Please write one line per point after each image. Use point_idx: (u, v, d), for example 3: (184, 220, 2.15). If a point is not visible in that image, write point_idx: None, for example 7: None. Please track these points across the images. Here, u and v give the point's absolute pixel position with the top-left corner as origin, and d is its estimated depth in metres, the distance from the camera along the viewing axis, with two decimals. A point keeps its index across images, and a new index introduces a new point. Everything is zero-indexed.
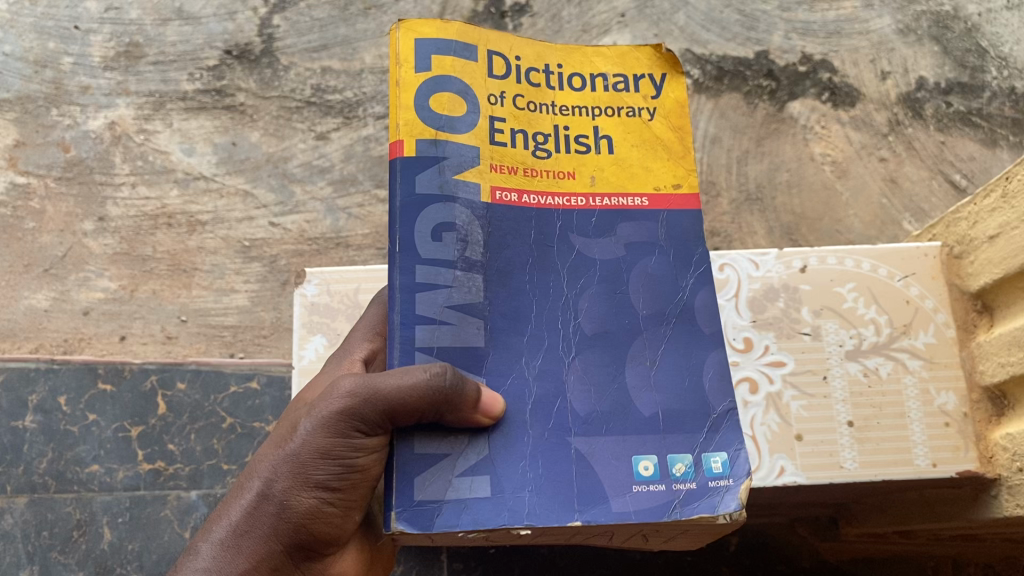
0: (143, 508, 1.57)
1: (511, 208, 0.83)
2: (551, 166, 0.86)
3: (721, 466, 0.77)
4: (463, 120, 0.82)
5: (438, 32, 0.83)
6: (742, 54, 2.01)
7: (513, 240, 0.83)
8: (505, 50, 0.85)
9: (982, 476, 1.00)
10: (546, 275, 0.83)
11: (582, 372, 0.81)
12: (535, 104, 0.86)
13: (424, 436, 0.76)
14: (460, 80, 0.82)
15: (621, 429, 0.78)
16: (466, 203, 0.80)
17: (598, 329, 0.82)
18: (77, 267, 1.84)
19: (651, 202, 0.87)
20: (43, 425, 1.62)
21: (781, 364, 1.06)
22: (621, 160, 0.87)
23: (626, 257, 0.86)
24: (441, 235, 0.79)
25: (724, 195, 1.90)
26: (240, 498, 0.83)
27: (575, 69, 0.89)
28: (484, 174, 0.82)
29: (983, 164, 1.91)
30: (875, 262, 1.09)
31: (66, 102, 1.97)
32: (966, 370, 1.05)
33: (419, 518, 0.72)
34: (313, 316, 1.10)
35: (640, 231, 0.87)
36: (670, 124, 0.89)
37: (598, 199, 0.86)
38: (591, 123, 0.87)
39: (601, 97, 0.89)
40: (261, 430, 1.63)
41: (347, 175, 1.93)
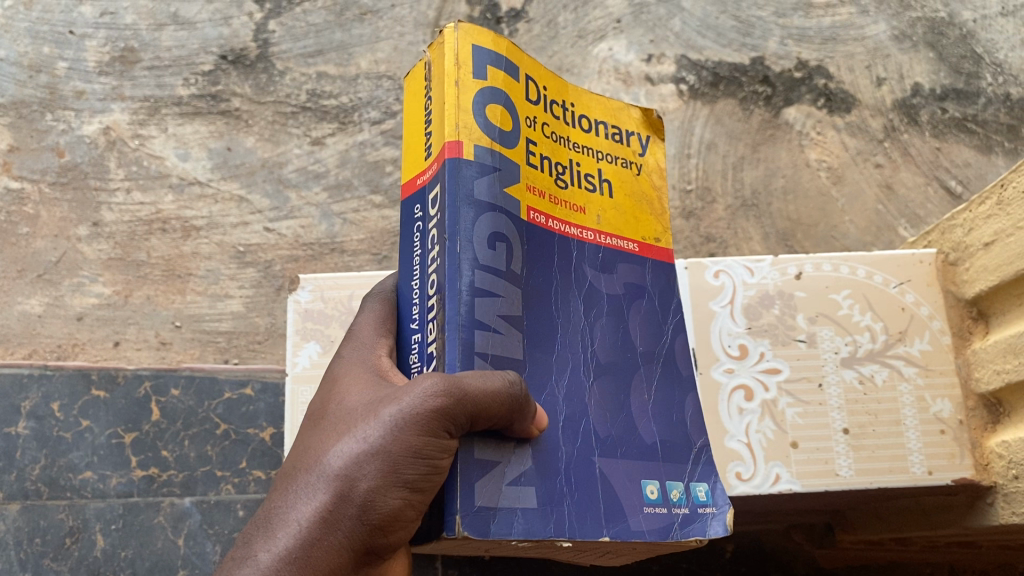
0: (136, 515, 1.57)
1: (541, 230, 0.79)
2: (568, 198, 0.82)
3: (706, 495, 0.79)
4: (509, 137, 0.77)
5: (493, 43, 0.77)
6: (737, 60, 2.01)
7: (542, 263, 0.78)
8: (537, 78, 0.81)
9: (977, 484, 1.00)
10: (569, 299, 0.80)
11: (598, 400, 0.78)
12: (555, 136, 0.82)
13: (483, 442, 0.71)
14: (508, 93, 0.77)
15: (632, 453, 0.77)
16: (512, 217, 0.75)
17: (609, 359, 0.81)
18: (71, 272, 1.84)
19: (639, 249, 0.87)
20: (36, 431, 1.61)
21: (776, 372, 1.05)
22: (619, 206, 0.86)
23: (627, 293, 0.84)
24: (495, 244, 0.73)
25: (720, 201, 1.90)
26: (309, 501, 0.72)
27: (584, 111, 0.86)
28: (523, 193, 0.77)
29: (978, 170, 1.91)
30: (870, 269, 1.09)
31: (60, 107, 1.96)
32: (961, 378, 1.04)
33: (480, 524, 0.67)
34: (307, 323, 1.09)
35: (636, 273, 0.86)
36: (652, 184, 0.90)
37: (603, 237, 0.84)
38: (597, 166, 0.85)
39: (604, 143, 0.87)
40: (254, 436, 1.63)
41: (342, 181, 1.92)
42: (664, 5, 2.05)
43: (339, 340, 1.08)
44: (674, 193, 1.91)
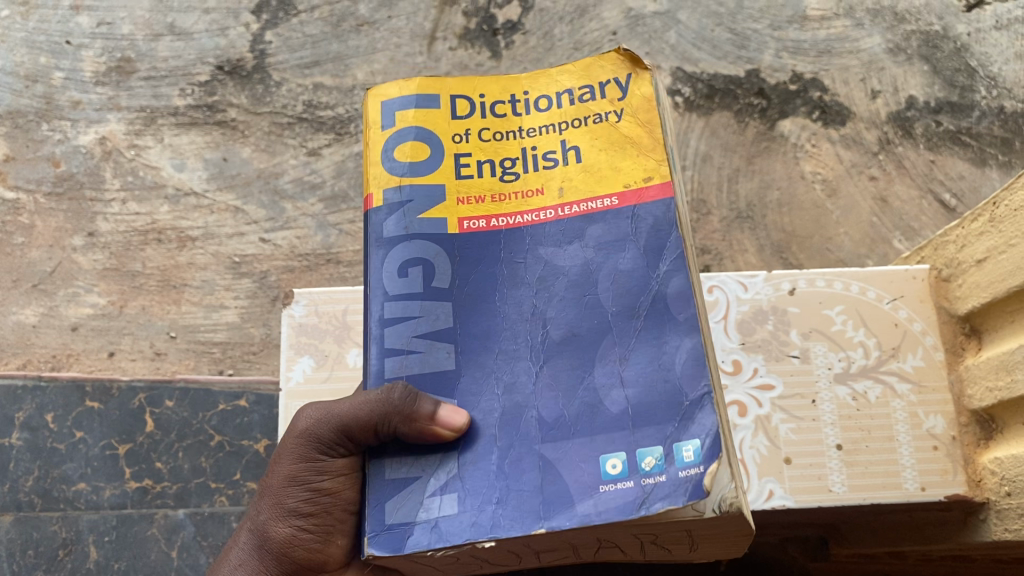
0: (129, 526, 1.57)
1: (478, 235, 0.81)
2: (518, 189, 0.82)
3: (693, 453, 0.68)
4: (427, 165, 0.82)
5: (401, 91, 0.84)
6: (732, 73, 2.02)
7: (479, 263, 0.80)
8: (468, 90, 0.84)
9: (971, 500, 1.00)
10: (518, 290, 0.79)
11: (554, 380, 0.75)
12: (501, 134, 0.83)
13: (397, 461, 0.75)
14: (423, 127, 0.83)
15: (593, 430, 0.72)
16: (430, 238, 0.80)
17: (565, 334, 0.77)
18: (66, 282, 1.84)
19: (620, 200, 0.79)
20: (30, 442, 1.61)
21: (769, 388, 1.05)
22: (591, 167, 0.81)
23: (596, 258, 0.79)
24: (408, 271, 0.79)
25: (715, 213, 1.91)
26: (239, 538, 0.92)
27: (540, 91, 0.84)
28: (450, 209, 0.81)
29: (973, 183, 1.91)
30: (864, 285, 1.10)
31: (57, 117, 1.97)
32: (954, 394, 1.05)
33: (397, 540, 0.71)
34: (301, 337, 1.09)
35: (613, 232, 0.79)
36: (640, 121, 0.81)
37: (567, 208, 0.80)
38: (559, 139, 0.82)
39: (568, 111, 0.83)
40: (249, 447, 1.62)
41: (338, 192, 1.92)
42: (659, 18, 2.06)
43: (333, 355, 1.08)
44: None
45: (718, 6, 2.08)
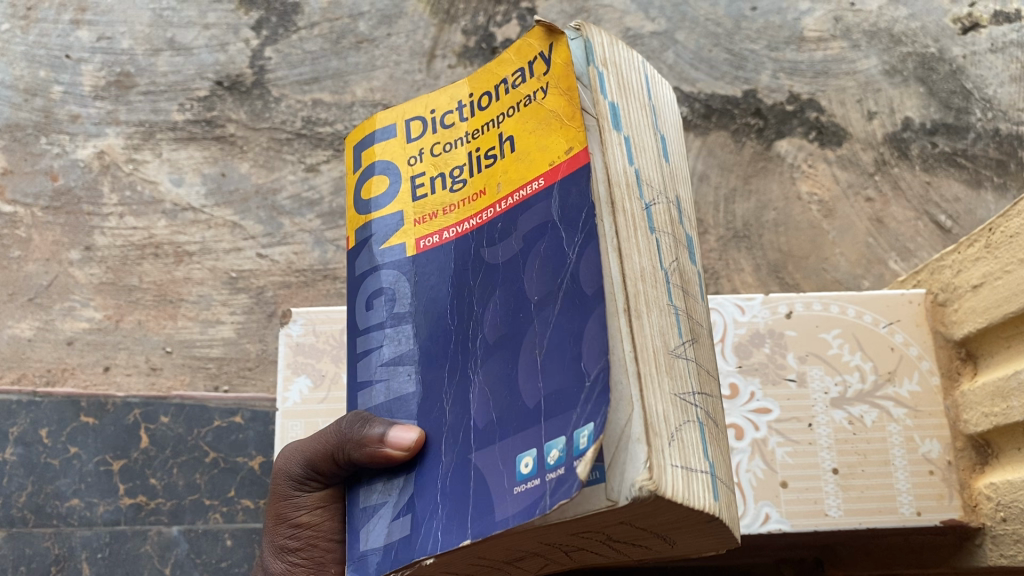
0: (122, 543, 1.56)
1: (433, 252, 0.78)
2: (465, 197, 0.77)
3: (586, 440, 0.57)
4: (388, 194, 0.82)
5: (367, 128, 0.85)
6: (730, 92, 2.03)
7: (434, 280, 0.78)
8: (422, 110, 0.81)
9: (966, 525, 1.00)
10: (461, 298, 0.75)
11: (489, 387, 0.69)
12: (451, 145, 0.79)
13: (371, 488, 0.76)
14: (386, 159, 0.83)
15: (517, 434, 0.65)
16: (391, 266, 0.81)
17: (498, 335, 0.70)
18: (62, 296, 1.83)
19: (545, 180, 0.68)
20: (23, 458, 1.60)
21: (766, 411, 1.06)
22: (521, 154, 0.71)
23: (523, 246, 0.69)
24: (374, 301, 0.81)
25: (711, 233, 1.92)
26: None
27: (482, 88, 0.77)
28: (409, 232, 0.80)
29: (968, 205, 1.92)
30: (861, 309, 1.10)
31: (56, 130, 1.97)
32: (949, 419, 1.05)
33: (363, 569, 0.73)
34: (299, 357, 1.09)
35: (536, 216, 0.68)
36: (561, 93, 0.68)
37: (505, 203, 0.72)
38: (497, 133, 0.74)
39: (504, 103, 0.74)
40: (244, 464, 1.62)
41: (336, 208, 1.92)
42: (656, 38, 2.08)
43: (330, 374, 1.08)
44: None
45: (715, 27, 2.09)
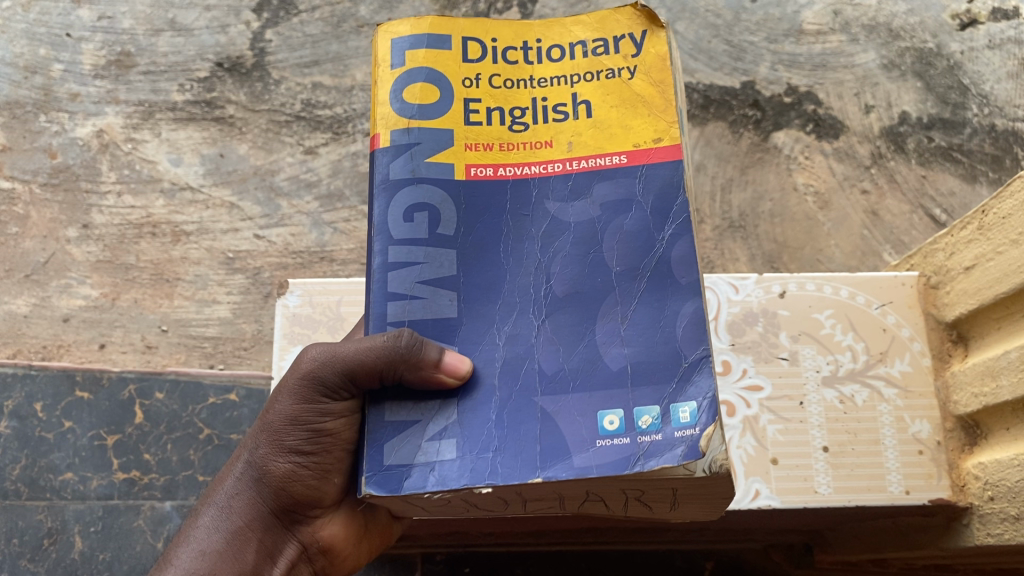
0: (115, 517, 1.56)
1: (487, 184, 0.78)
2: (527, 139, 0.79)
3: (688, 415, 0.68)
4: (436, 108, 0.79)
5: (414, 30, 0.81)
6: (728, 84, 2.04)
7: (491, 215, 0.78)
8: (480, 34, 0.81)
9: (954, 504, 1.01)
10: (519, 241, 0.77)
11: (559, 334, 0.74)
12: (512, 82, 0.81)
13: (396, 404, 0.74)
14: (433, 69, 0.80)
15: (593, 383, 0.72)
16: (436, 184, 0.78)
17: (570, 289, 0.75)
18: (59, 273, 1.84)
19: (629, 159, 0.78)
20: (18, 431, 1.62)
21: (758, 389, 1.06)
22: (601, 124, 0.79)
23: (601, 216, 0.77)
24: (414, 215, 0.77)
25: (707, 222, 1.92)
26: (232, 468, 0.89)
27: (553, 41, 0.81)
28: (459, 154, 0.78)
29: (963, 199, 1.93)
30: (853, 290, 1.11)
31: (54, 108, 1.97)
32: (940, 400, 1.06)
33: (389, 482, 0.71)
34: (295, 328, 1.10)
35: (608, 194, 0.77)
36: (652, 81, 0.78)
37: (576, 163, 0.78)
38: (570, 91, 0.80)
39: (579, 64, 0.80)
40: (238, 442, 1.62)
41: (334, 191, 1.93)
42: None
43: None
44: None
45: (715, 18, 2.10)
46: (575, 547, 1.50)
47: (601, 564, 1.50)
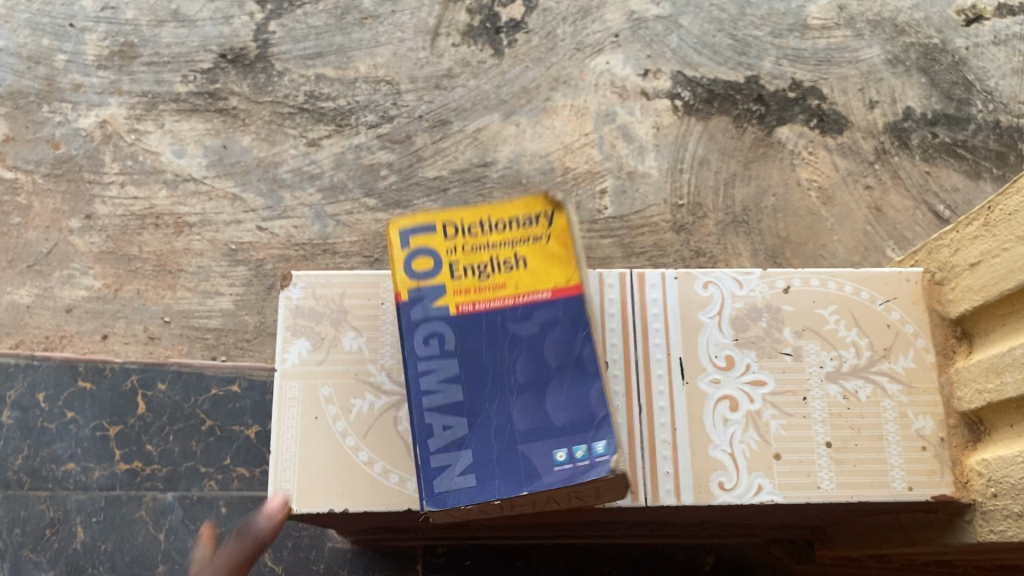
0: (117, 508, 1.56)
1: (469, 323, 0.92)
2: (490, 288, 0.93)
3: None
4: (429, 276, 0.93)
5: (413, 221, 0.94)
6: (732, 78, 2.03)
7: (465, 328, 0.92)
8: (450, 216, 0.94)
9: (957, 501, 1.01)
10: (492, 365, 0.91)
11: (522, 414, 0.89)
12: (475, 247, 0.94)
13: None
14: (420, 247, 0.93)
15: (548, 443, 0.88)
16: (436, 325, 0.92)
17: (529, 379, 0.91)
18: (62, 264, 1.84)
19: (553, 294, 0.93)
20: (21, 421, 1.62)
21: (762, 383, 1.06)
22: (539, 270, 0.93)
23: (544, 336, 0.92)
24: (429, 342, 0.91)
25: (711, 216, 1.91)
26: None
27: (495, 214, 0.94)
28: (449, 297, 0.92)
29: (966, 196, 1.93)
30: (857, 286, 1.11)
31: (57, 99, 1.97)
32: (944, 396, 1.06)
33: None
34: (298, 320, 1.10)
35: (550, 311, 0.92)
36: (564, 243, 0.94)
37: (522, 299, 0.92)
38: (513, 251, 0.94)
39: (517, 229, 0.94)
40: (240, 433, 1.62)
41: (337, 183, 1.93)
42: (661, 22, 2.08)
43: (329, 338, 1.09)
44: (666, 207, 1.92)
45: (720, 13, 2.10)
46: (576, 541, 1.51)
47: (603, 558, 1.51)
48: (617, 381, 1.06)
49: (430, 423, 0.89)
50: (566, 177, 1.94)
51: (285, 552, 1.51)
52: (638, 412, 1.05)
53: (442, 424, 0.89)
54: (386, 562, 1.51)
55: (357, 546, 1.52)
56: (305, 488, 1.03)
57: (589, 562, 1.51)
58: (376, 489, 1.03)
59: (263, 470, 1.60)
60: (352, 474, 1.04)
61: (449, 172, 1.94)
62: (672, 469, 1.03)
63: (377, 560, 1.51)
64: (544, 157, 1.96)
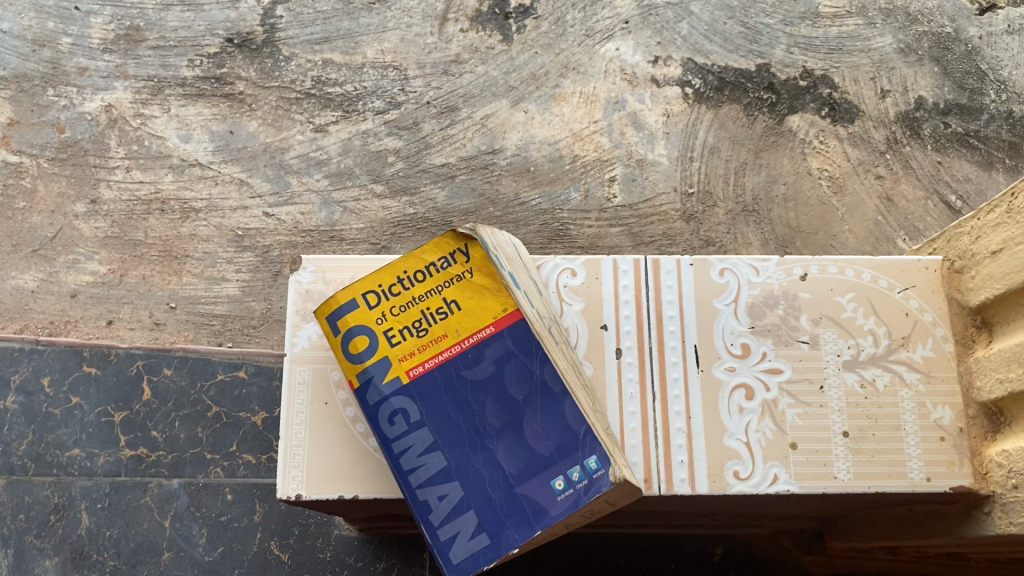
0: (122, 494, 1.55)
1: (426, 382, 0.95)
2: (433, 341, 0.96)
3: None
4: (368, 352, 0.96)
5: (331, 304, 0.96)
6: (743, 66, 2.01)
7: (430, 393, 0.95)
8: (367, 285, 0.96)
9: (976, 492, 1.00)
10: (464, 416, 0.94)
11: (509, 456, 0.92)
12: (403, 305, 0.96)
13: None
14: (349, 326, 0.96)
15: (543, 476, 0.91)
16: (397, 395, 0.95)
17: (503, 422, 0.93)
18: (66, 249, 1.82)
19: (495, 327, 0.95)
20: (25, 405, 1.61)
21: (778, 372, 1.05)
22: (472, 311, 0.96)
23: (502, 373, 0.94)
24: (396, 418, 0.95)
25: (721, 205, 1.89)
26: None
27: (409, 270, 0.96)
28: (398, 365, 0.95)
29: (978, 186, 1.91)
30: (876, 273, 1.09)
31: (63, 82, 1.95)
32: (962, 386, 1.04)
33: None
34: (308, 304, 1.09)
35: (501, 345, 0.95)
36: (485, 272, 0.95)
37: (469, 342, 0.95)
38: (441, 298, 0.96)
39: (436, 279, 0.96)
40: (247, 420, 1.61)
41: (344, 169, 1.91)
42: (672, 9, 2.06)
43: None
44: (675, 195, 1.90)
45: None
46: (584, 530, 1.49)
47: (611, 547, 1.50)
48: (631, 369, 1.06)
49: (426, 498, 0.92)
50: (574, 165, 1.93)
51: (291, 539, 1.51)
52: (653, 398, 1.04)
53: (437, 494, 0.92)
54: (392, 549, 1.50)
55: (364, 534, 1.51)
56: (315, 474, 1.02)
57: (597, 548, 1.49)
58: (386, 473, 1.02)
59: (269, 458, 1.58)
60: (361, 458, 1.03)
61: (457, 159, 1.92)
62: (687, 458, 1.02)
63: (384, 549, 1.50)
64: (552, 144, 1.94)
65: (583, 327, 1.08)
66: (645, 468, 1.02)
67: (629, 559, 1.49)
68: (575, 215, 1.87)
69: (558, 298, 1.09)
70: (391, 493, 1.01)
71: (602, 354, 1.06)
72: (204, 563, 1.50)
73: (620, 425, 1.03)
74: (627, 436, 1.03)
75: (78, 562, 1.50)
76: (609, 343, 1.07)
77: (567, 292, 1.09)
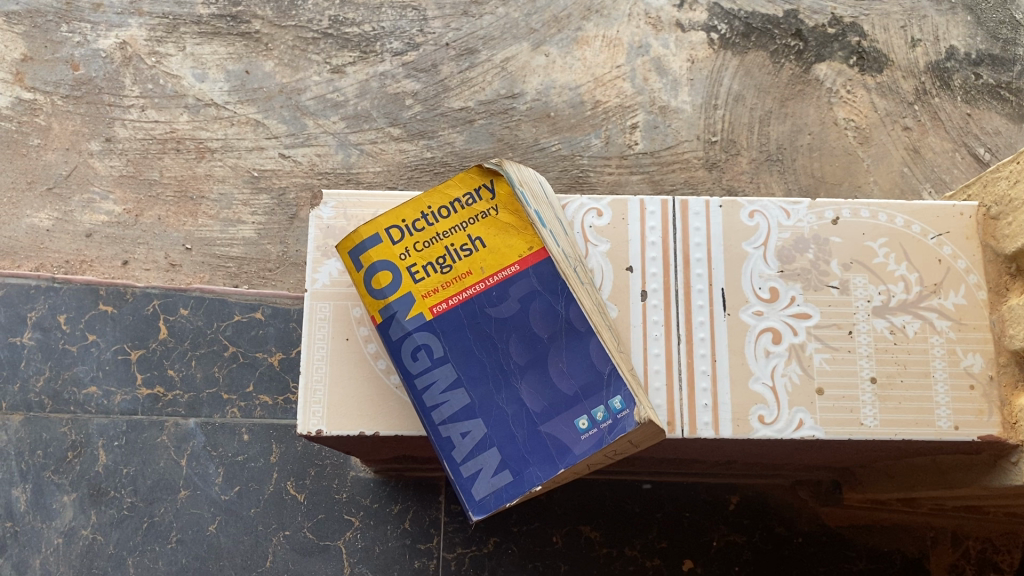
0: (140, 432, 1.55)
1: (449, 319, 0.94)
2: (456, 278, 0.94)
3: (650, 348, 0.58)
4: (392, 287, 0.94)
5: (354, 237, 0.94)
6: (770, 11, 1.96)
7: (453, 330, 0.93)
8: (391, 220, 0.93)
9: (1003, 442, 0.98)
10: (487, 353, 0.93)
11: (532, 395, 0.91)
12: (427, 241, 0.94)
13: None
14: (374, 262, 0.94)
15: (567, 415, 0.90)
16: (420, 331, 0.94)
17: (527, 360, 0.92)
18: (82, 188, 1.81)
19: (520, 266, 0.93)
20: (42, 342, 1.61)
21: (806, 317, 1.03)
22: (496, 249, 0.93)
23: (525, 310, 0.93)
24: (418, 353, 0.94)
25: (744, 154, 1.85)
26: None
27: (434, 206, 0.93)
28: (420, 302, 0.94)
29: (1008, 139, 1.87)
30: (909, 218, 1.06)
31: (76, 18, 1.92)
32: (994, 334, 1.02)
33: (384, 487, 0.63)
34: (329, 240, 1.07)
35: (526, 284, 0.93)
36: (511, 210, 0.93)
37: (493, 279, 0.93)
38: (466, 235, 0.93)
39: (460, 215, 0.93)
40: (263, 360, 1.61)
41: (361, 111, 1.88)
42: None
43: None
44: (698, 143, 1.86)
45: None
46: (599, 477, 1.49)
47: (626, 494, 1.49)
48: (656, 311, 1.04)
49: (449, 435, 0.92)
50: (596, 111, 1.89)
51: (307, 480, 1.51)
52: (677, 341, 1.03)
53: (460, 431, 0.92)
54: (406, 491, 1.50)
55: (381, 476, 1.51)
56: (336, 410, 1.02)
57: (611, 497, 1.49)
58: (407, 412, 1.02)
59: (286, 399, 1.58)
60: (382, 397, 1.02)
61: (476, 103, 1.89)
62: (711, 402, 1.01)
63: (399, 491, 1.50)
64: (573, 89, 1.91)
65: (608, 269, 1.06)
66: (669, 411, 1.01)
67: (644, 506, 1.49)
68: (595, 162, 1.84)
69: (584, 239, 1.07)
70: (413, 431, 1.01)
71: (628, 296, 1.05)
72: (221, 502, 1.50)
73: (644, 367, 1.02)
74: (651, 378, 1.02)
75: (95, 499, 1.51)
76: (634, 285, 1.05)
77: (592, 232, 1.07)
